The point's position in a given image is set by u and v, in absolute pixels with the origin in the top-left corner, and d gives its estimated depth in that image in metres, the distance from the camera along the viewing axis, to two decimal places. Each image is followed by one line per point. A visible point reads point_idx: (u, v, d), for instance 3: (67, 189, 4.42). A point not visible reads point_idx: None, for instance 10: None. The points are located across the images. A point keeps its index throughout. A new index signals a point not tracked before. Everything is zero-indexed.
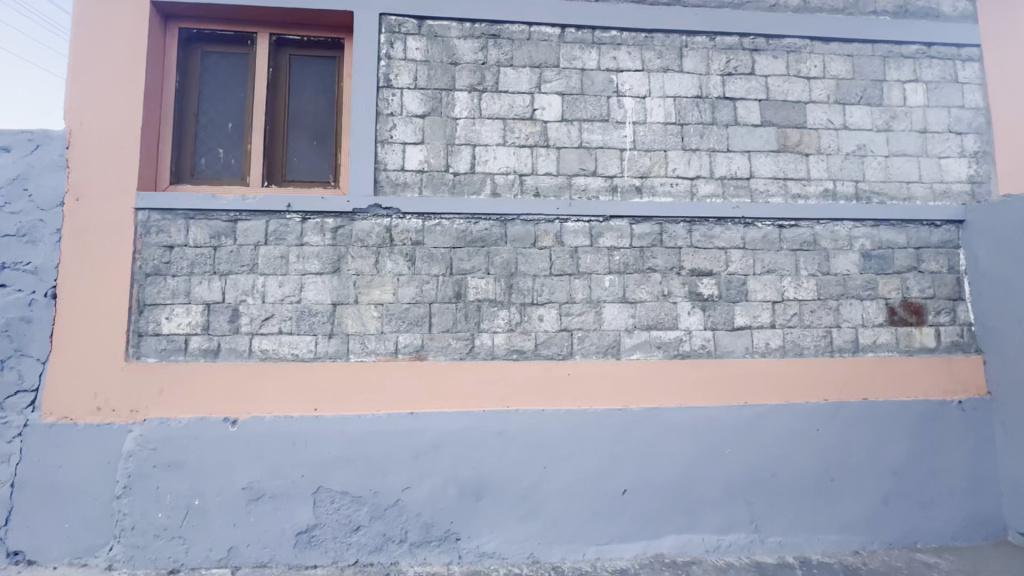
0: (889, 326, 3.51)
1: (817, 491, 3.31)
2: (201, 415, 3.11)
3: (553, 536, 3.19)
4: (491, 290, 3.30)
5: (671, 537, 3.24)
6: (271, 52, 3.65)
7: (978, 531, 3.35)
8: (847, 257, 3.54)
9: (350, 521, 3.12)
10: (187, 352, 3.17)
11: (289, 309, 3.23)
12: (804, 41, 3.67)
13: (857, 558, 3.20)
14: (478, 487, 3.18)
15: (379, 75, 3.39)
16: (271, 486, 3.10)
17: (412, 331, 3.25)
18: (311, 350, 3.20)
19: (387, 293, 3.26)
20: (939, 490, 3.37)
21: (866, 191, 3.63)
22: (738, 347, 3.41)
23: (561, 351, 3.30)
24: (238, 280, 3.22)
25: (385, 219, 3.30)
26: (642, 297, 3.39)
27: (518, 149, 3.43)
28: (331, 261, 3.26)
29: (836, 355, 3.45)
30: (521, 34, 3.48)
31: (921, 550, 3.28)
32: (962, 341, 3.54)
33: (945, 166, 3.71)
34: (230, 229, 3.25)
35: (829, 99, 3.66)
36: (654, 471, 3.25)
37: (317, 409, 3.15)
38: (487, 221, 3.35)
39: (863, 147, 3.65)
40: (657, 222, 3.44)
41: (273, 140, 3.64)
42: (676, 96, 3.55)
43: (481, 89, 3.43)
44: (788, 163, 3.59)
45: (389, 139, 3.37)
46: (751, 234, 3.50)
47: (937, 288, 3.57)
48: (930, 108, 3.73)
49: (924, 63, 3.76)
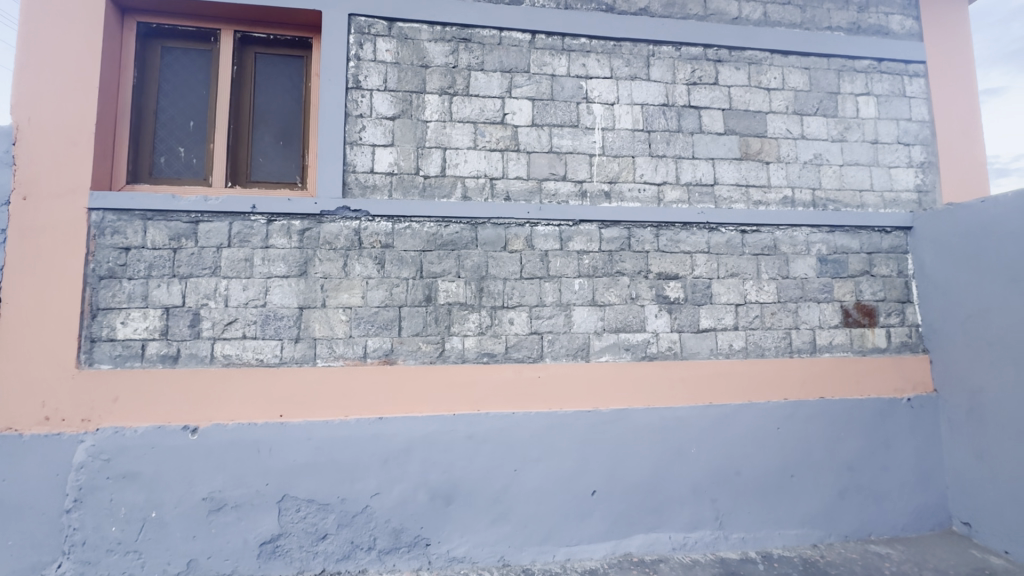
0: (844, 327, 3.67)
1: (777, 488, 3.43)
2: (160, 423, 3.00)
3: (523, 538, 3.20)
4: (461, 293, 3.30)
5: (640, 536, 3.30)
6: (236, 49, 3.56)
7: (925, 522, 3.53)
8: (805, 261, 3.68)
9: (316, 529, 3.06)
10: (144, 358, 3.05)
11: (254, 313, 3.15)
12: (764, 54, 3.82)
13: (816, 552, 3.33)
14: (448, 491, 3.16)
15: (348, 75, 3.35)
16: (233, 495, 3.01)
17: (381, 335, 3.21)
18: (277, 354, 3.13)
19: (356, 296, 3.22)
20: (890, 485, 3.53)
21: (822, 199, 3.79)
22: (703, 349, 3.51)
23: (531, 354, 3.32)
24: (199, 284, 3.12)
25: (354, 222, 3.27)
26: (610, 300, 3.44)
27: (489, 153, 3.44)
28: (298, 264, 3.20)
29: (795, 356, 3.59)
30: (492, 39, 3.50)
31: (875, 542, 3.44)
32: (910, 341, 3.73)
33: (895, 175, 3.91)
34: (191, 231, 3.15)
35: (788, 109, 3.81)
36: (623, 472, 3.30)
37: (283, 415, 3.08)
38: (458, 224, 3.35)
39: (819, 156, 3.82)
40: (625, 227, 3.51)
41: (238, 140, 3.55)
42: (643, 103, 3.64)
43: (452, 92, 3.44)
44: (750, 170, 3.71)
45: (359, 140, 3.33)
46: (715, 239, 3.60)
47: (887, 291, 3.76)
48: (881, 120, 3.93)
49: (875, 77, 3.96)
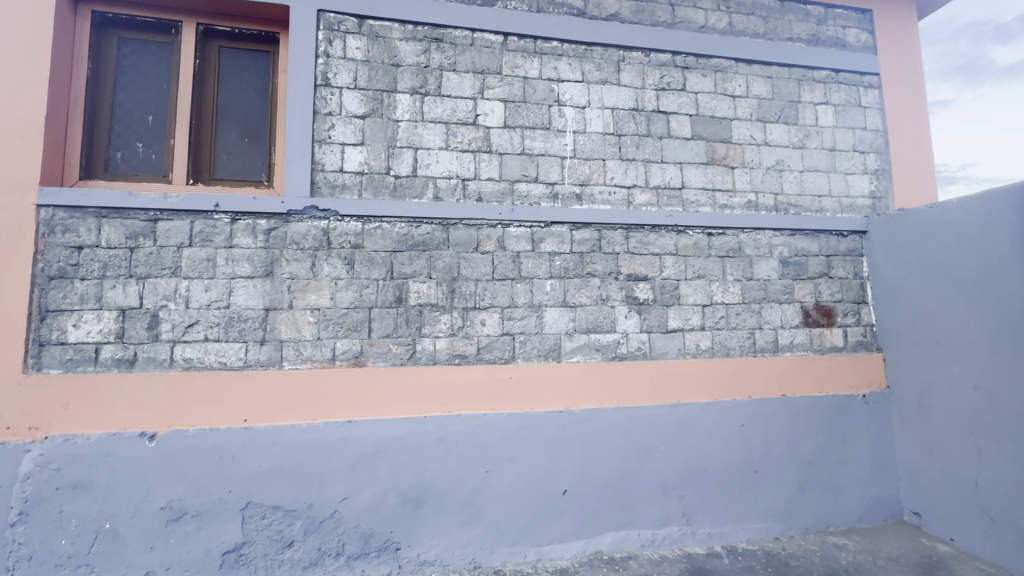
0: (804, 327, 3.82)
1: (741, 483, 3.53)
2: (114, 430, 2.87)
3: (494, 540, 3.19)
4: (433, 294, 3.28)
5: (610, 533, 3.34)
6: (198, 42, 3.45)
7: (879, 512, 3.70)
8: (768, 263, 3.81)
9: (282, 537, 2.98)
10: (98, 362, 2.92)
11: (216, 314, 3.05)
12: (730, 62, 3.94)
13: (777, 544, 3.44)
14: (419, 494, 3.13)
15: (317, 72, 3.29)
16: (194, 503, 2.90)
17: (350, 337, 3.16)
18: (241, 357, 3.04)
19: (324, 297, 3.16)
20: (847, 478, 3.68)
21: (784, 203, 3.93)
22: (671, 349, 3.59)
23: (503, 355, 3.33)
24: (158, 284, 3.01)
25: (323, 221, 3.20)
26: (581, 301, 3.48)
27: (461, 153, 3.43)
28: (263, 264, 3.12)
29: (758, 355, 3.71)
30: (464, 40, 3.50)
31: (832, 533, 3.58)
32: (865, 340, 3.91)
33: (851, 182, 4.09)
34: (149, 229, 3.03)
35: (752, 116, 3.94)
36: (593, 471, 3.34)
37: (247, 420, 2.99)
38: (430, 224, 3.33)
39: (781, 162, 3.96)
40: (596, 229, 3.55)
41: (200, 136, 3.43)
42: (614, 107, 3.70)
43: (423, 92, 3.41)
44: (716, 175, 3.82)
45: (328, 139, 3.27)
46: (683, 241, 3.69)
47: (844, 292, 3.93)
48: (838, 128, 4.11)
49: (833, 87, 4.14)
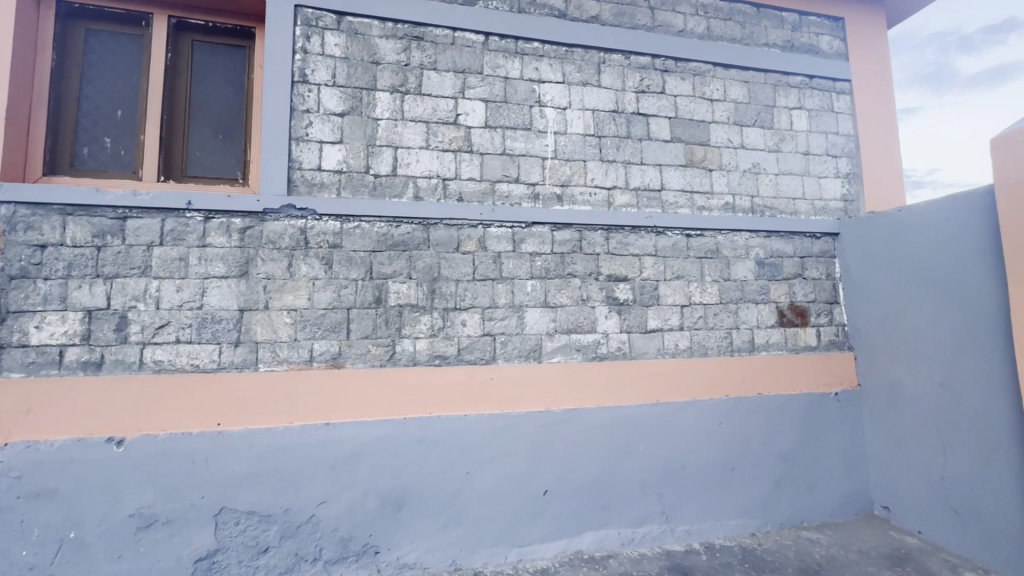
0: (779, 327, 3.90)
1: (718, 481, 3.59)
2: (79, 436, 2.76)
3: (475, 541, 3.18)
4: (413, 295, 3.25)
5: (590, 533, 3.36)
6: (170, 35, 3.35)
7: (850, 507, 3.80)
8: (744, 264, 3.88)
9: (257, 543, 2.91)
10: (62, 365, 2.81)
11: (189, 315, 2.97)
12: (707, 66, 4.00)
13: (754, 540, 3.50)
14: (399, 496, 3.10)
15: (294, 68, 3.23)
16: (165, 510, 2.82)
17: (328, 338, 3.11)
18: (215, 359, 2.97)
19: (301, 298, 3.10)
20: (820, 474, 3.77)
21: (760, 206, 4.01)
22: (651, 349, 3.63)
23: (484, 356, 3.32)
24: (127, 284, 2.91)
25: (300, 220, 3.14)
26: (562, 301, 3.49)
27: (442, 153, 3.41)
28: (238, 264, 3.05)
29: (736, 354, 3.78)
30: (445, 39, 3.48)
31: (806, 528, 3.67)
32: (837, 339, 4.01)
33: (824, 185, 4.19)
34: (117, 227, 2.93)
35: (729, 120, 4.01)
36: (574, 471, 3.35)
37: (221, 424, 2.92)
38: (410, 224, 3.30)
39: (757, 165, 4.04)
40: (576, 230, 3.57)
41: (172, 131, 3.33)
42: (595, 109, 3.72)
43: (403, 91, 3.38)
44: (694, 177, 3.88)
45: (306, 136, 3.22)
46: (662, 242, 3.73)
47: (817, 293, 4.03)
48: (812, 132, 4.21)
49: (807, 93, 4.24)
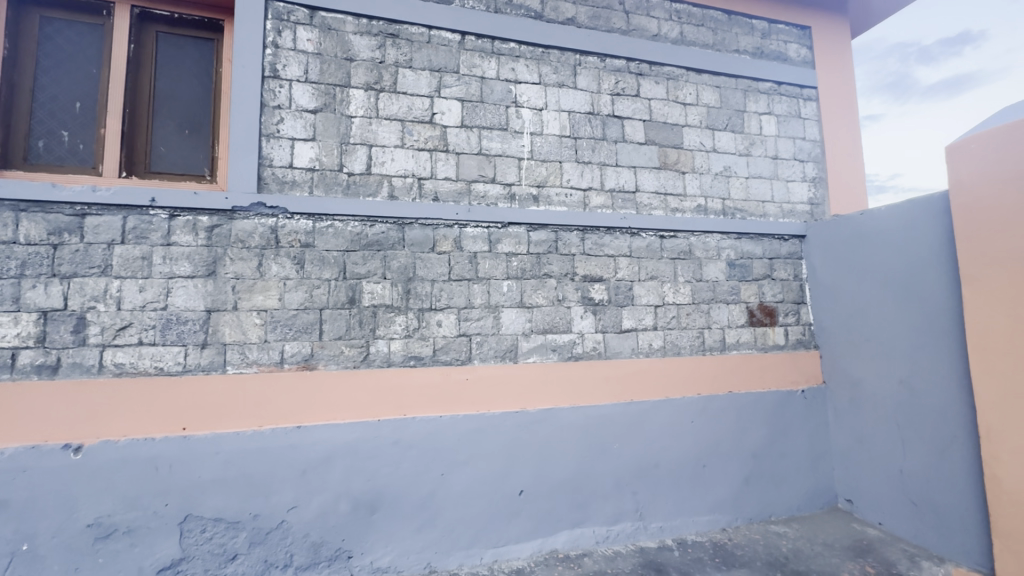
0: (749, 326, 4.00)
1: (690, 477, 3.66)
2: (33, 443, 2.63)
3: (450, 543, 3.16)
4: (388, 295, 3.21)
5: (565, 532, 3.38)
6: (133, 26, 3.23)
7: (816, 501, 3.93)
8: (716, 265, 3.97)
9: (224, 550, 2.83)
10: (14, 369, 2.67)
11: (152, 316, 2.87)
12: (681, 71, 4.08)
13: (724, 535, 3.59)
14: (372, 499, 3.06)
15: (264, 63, 3.15)
16: (126, 519, 2.71)
17: (300, 339, 3.04)
18: (180, 362, 2.87)
19: (272, 298, 3.03)
20: (788, 469, 3.88)
21: (731, 208, 4.10)
22: (625, 348, 3.67)
23: (459, 356, 3.30)
24: (86, 284, 2.79)
25: (271, 219, 3.07)
26: (538, 301, 3.50)
27: (417, 152, 3.38)
28: (205, 263, 2.96)
29: (707, 353, 3.86)
30: (421, 37, 3.45)
31: (774, 522, 3.77)
32: (804, 338, 4.14)
33: (791, 189, 4.32)
34: (75, 224, 2.80)
35: (701, 124, 4.09)
36: (549, 470, 3.37)
37: (187, 428, 2.82)
38: (384, 223, 3.26)
39: (728, 168, 4.13)
40: (552, 230, 3.59)
41: (135, 125, 3.21)
42: (570, 111, 3.74)
43: (378, 88, 3.33)
44: (668, 179, 3.94)
45: (276, 133, 3.14)
46: (637, 243, 3.78)
47: (785, 293, 4.15)
48: (780, 137, 4.33)
49: (775, 99, 4.36)
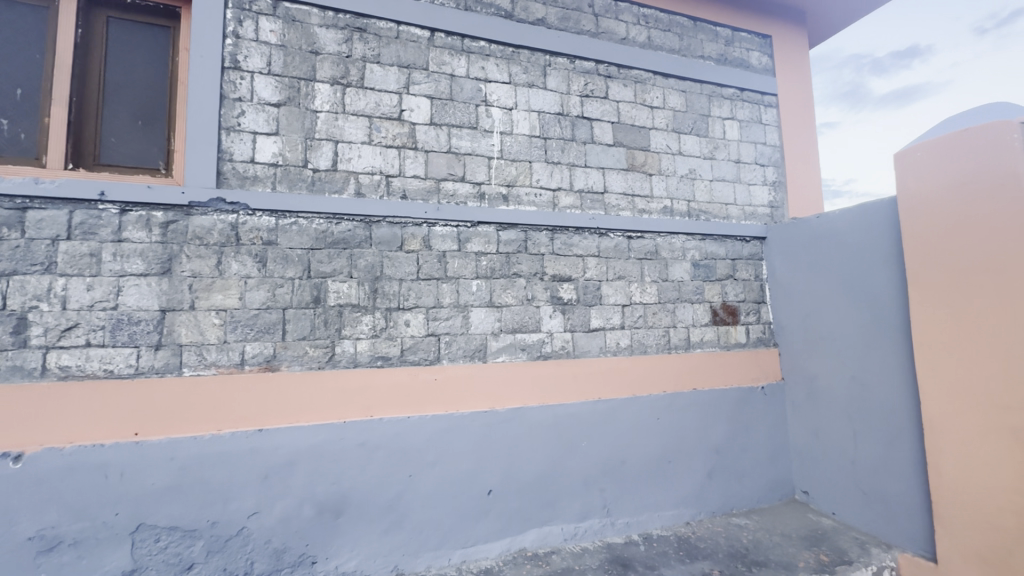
0: (713, 325, 4.12)
1: (656, 473, 3.73)
2: None
3: (417, 545, 3.13)
4: (354, 294, 3.15)
5: (534, 530, 3.39)
6: (81, 10, 3.06)
7: (774, 493, 4.08)
8: (681, 265, 4.06)
9: (180, 560, 2.72)
10: None
11: (101, 316, 2.72)
12: (648, 74, 4.15)
13: (688, 529, 3.68)
14: (338, 503, 2.99)
15: (224, 54, 3.04)
16: (72, 531, 2.57)
17: (261, 340, 2.95)
18: (132, 364, 2.74)
19: (232, 297, 2.93)
20: (748, 463, 4.02)
21: (696, 210, 4.21)
22: (593, 347, 3.72)
23: (428, 356, 3.27)
24: (26, 282, 2.63)
25: (231, 215, 2.96)
26: (507, 301, 3.50)
27: (386, 149, 3.33)
28: (160, 261, 2.83)
29: (672, 352, 3.95)
30: (389, 32, 3.39)
31: (735, 515, 3.89)
32: (764, 336, 4.30)
33: (753, 192, 4.47)
34: (15, 219, 2.63)
35: (667, 127, 4.18)
36: (518, 469, 3.38)
37: (138, 434, 2.69)
38: (351, 221, 3.19)
39: (693, 171, 4.23)
40: (522, 230, 3.59)
41: (82, 115, 3.04)
42: (540, 111, 3.76)
43: (345, 83, 3.26)
44: (635, 181, 4.01)
45: (237, 126, 3.03)
46: (605, 244, 3.83)
47: (747, 293, 4.29)
48: (742, 142, 4.47)
49: (738, 105, 4.49)
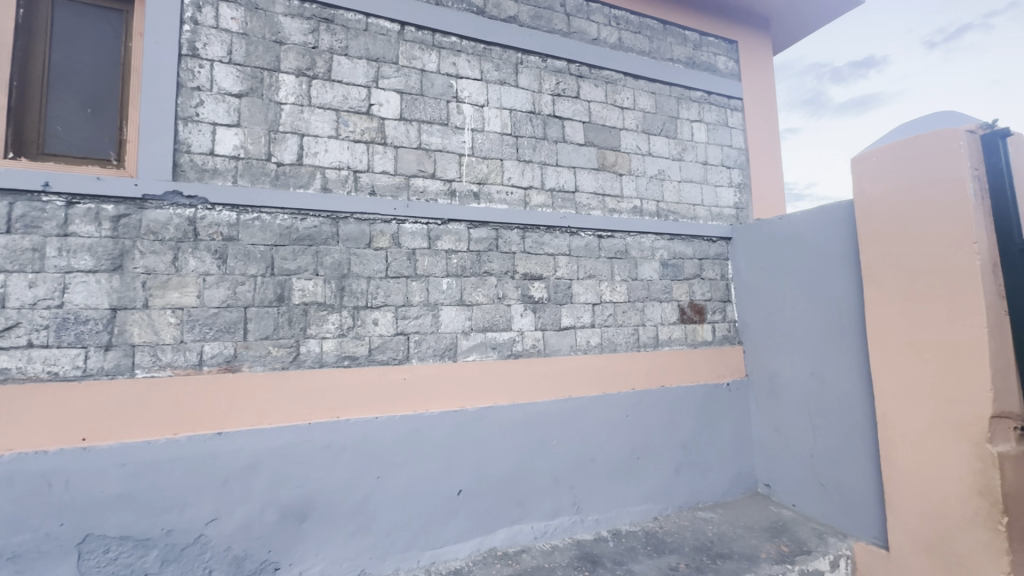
0: (680, 324, 4.20)
1: (625, 470, 3.78)
2: None
3: (385, 548, 3.07)
4: (320, 292, 3.06)
5: (504, 529, 3.38)
6: None
7: (738, 487, 4.18)
8: (650, 264, 4.12)
9: (132, 571, 2.59)
10: None
11: (45, 315, 2.56)
12: (619, 75, 4.19)
13: (655, 524, 3.74)
14: (302, 507, 2.91)
15: (181, 41, 2.90)
16: (11, 544, 2.41)
17: (221, 339, 2.84)
18: (79, 365, 2.59)
19: (189, 295, 2.80)
20: (714, 458, 4.11)
21: (665, 210, 4.28)
22: (564, 346, 3.73)
23: (396, 356, 3.21)
24: None
25: (188, 209, 2.84)
26: (478, 299, 3.48)
27: (354, 144, 3.25)
28: (110, 257, 2.68)
29: (641, 350, 4.00)
30: (357, 24, 3.31)
31: (701, 509, 3.98)
32: (729, 334, 4.40)
33: (719, 193, 4.57)
34: None
35: (637, 127, 4.23)
36: (488, 467, 3.36)
37: (86, 439, 2.55)
38: (317, 217, 3.10)
39: (662, 172, 4.30)
40: (493, 228, 3.57)
41: (24, 101, 2.86)
42: (512, 109, 3.74)
43: (311, 75, 3.17)
44: (606, 181, 4.04)
45: (195, 116, 2.90)
46: (576, 242, 3.85)
47: (713, 292, 4.38)
48: (709, 144, 4.57)
49: (706, 108, 4.59)
